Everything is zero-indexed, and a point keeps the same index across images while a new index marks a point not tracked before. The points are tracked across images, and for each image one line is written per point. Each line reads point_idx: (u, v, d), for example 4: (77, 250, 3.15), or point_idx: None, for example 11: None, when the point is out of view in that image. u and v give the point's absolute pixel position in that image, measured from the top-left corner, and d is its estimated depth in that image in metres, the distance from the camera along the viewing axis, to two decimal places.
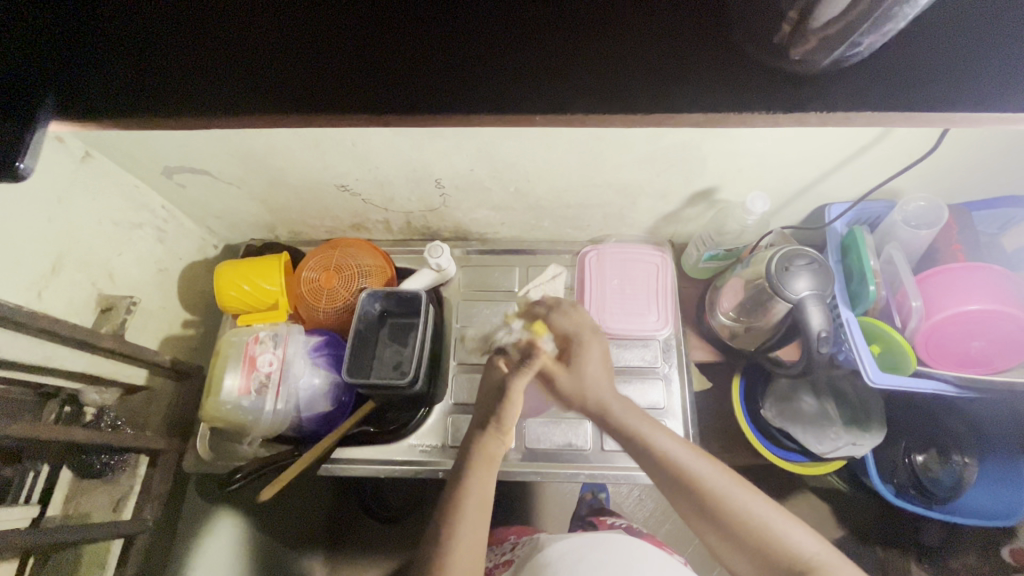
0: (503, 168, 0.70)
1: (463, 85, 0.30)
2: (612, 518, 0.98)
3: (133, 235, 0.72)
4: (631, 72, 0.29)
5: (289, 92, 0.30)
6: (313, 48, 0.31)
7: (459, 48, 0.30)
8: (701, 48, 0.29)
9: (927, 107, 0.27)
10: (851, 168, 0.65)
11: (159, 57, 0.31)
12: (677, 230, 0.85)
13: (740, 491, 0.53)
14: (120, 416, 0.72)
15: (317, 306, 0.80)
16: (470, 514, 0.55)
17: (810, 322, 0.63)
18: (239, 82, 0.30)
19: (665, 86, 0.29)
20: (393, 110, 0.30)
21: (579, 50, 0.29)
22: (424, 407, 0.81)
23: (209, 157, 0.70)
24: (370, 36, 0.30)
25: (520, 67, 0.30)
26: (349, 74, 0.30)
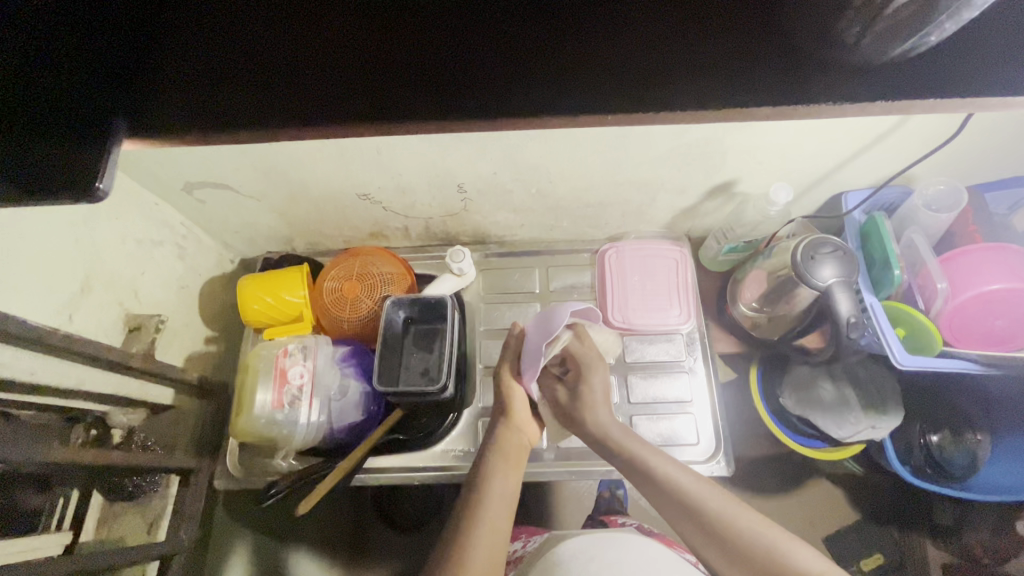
0: (526, 170, 0.71)
1: (533, 87, 0.29)
2: (624, 518, 0.98)
3: (155, 252, 0.72)
4: (701, 67, 0.29)
5: (359, 101, 0.30)
6: (378, 54, 0.30)
7: (528, 49, 0.30)
8: (768, 41, 0.30)
9: (995, 95, 0.27)
10: (870, 156, 0.66)
11: (224, 74, 0.30)
12: (694, 225, 0.86)
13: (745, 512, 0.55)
14: (149, 437, 0.71)
15: (341, 316, 0.80)
16: (496, 500, 0.58)
17: (839, 309, 0.64)
18: (306, 92, 0.30)
19: (736, 81, 0.29)
20: (465, 114, 0.30)
21: (649, 47, 0.30)
22: (454, 412, 0.81)
23: (231, 172, 0.69)
24: (434, 39, 0.30)
25: (590, 64, 0.30)
26: (419, 79, 0.30)
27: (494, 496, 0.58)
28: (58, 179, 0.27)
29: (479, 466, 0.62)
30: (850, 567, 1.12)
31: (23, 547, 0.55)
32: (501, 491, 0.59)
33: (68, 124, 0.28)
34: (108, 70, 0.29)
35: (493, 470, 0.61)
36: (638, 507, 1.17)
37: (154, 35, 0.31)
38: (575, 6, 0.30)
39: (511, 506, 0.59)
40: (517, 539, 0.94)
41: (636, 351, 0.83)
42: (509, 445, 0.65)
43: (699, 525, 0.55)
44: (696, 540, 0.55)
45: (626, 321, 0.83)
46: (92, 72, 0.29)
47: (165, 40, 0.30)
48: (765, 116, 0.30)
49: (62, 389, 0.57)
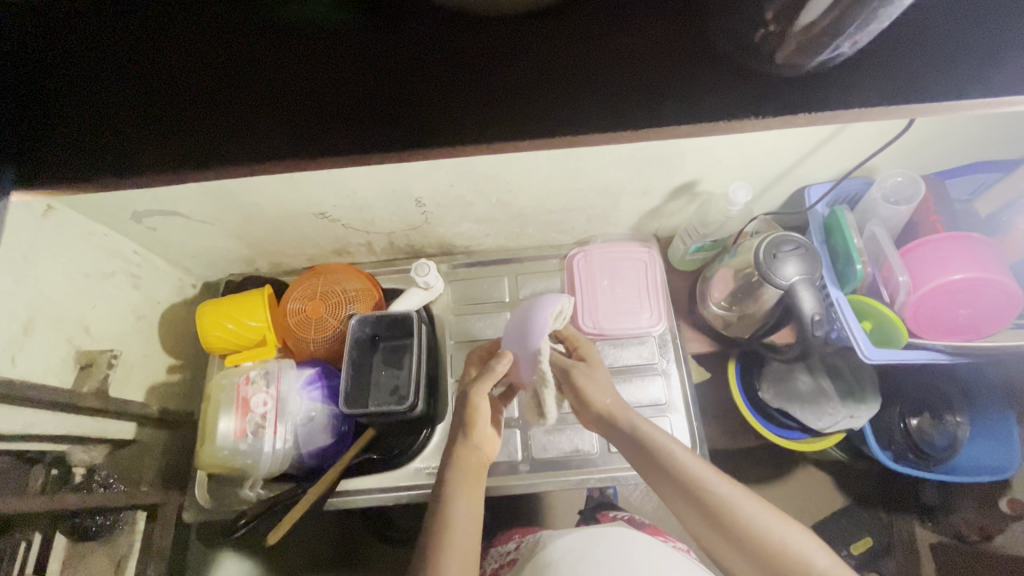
0: (483, 181, 0.69)
1: (463, 120, 0.29)
2: (615, 512, 0.97)
3: (106, 284, 0.70)
4: (630, 90, 0.29)
5: (285, 139, 0.29)
6: (306, 95, 0.30)
7: (457, 85, 0.30)
8: (697, 56, 0.29)
9: (914, 104, 0.27)
10: (828, 150, 0.66)
11: (145, 120, 0.30)
12: (661, 225, 0.85)
13: (755, 504, 0.52)
14: (111, 473, 0.69)
15: (306, 337, 0.79)
16: (460, 519, 0.55)
17: (802, 306, 0.64)
18: (221, 137, 0.30)
19: (662, 99, 0.29)
20: (399, 147, 0.29)
21: (577, 77, 0.29)
22: (426, 428, 0.80)
23: (179, 198, 0.67)
24: (361, 83, 0.30)
25: (520, 95, 0.29)
26: (348, 119, 0.30)
27: (460, 516, 0.55)
28: None
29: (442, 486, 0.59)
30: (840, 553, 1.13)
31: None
32: (466, 509, 0.56)
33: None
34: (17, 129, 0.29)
35: (456, 490, 0.58)
36: (628, 506, 1.17)
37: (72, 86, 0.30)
38: (504, 43, 0.30)
39: (478, 528, 0.56)
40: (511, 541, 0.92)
41: (608, 355, 0.82)
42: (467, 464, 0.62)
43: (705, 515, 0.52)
44: (707, 534, 0.53)
45: (597, 326, 0.82)
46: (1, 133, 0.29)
47: (84, 92, 0.30)
48: (686, 134, 0.28)
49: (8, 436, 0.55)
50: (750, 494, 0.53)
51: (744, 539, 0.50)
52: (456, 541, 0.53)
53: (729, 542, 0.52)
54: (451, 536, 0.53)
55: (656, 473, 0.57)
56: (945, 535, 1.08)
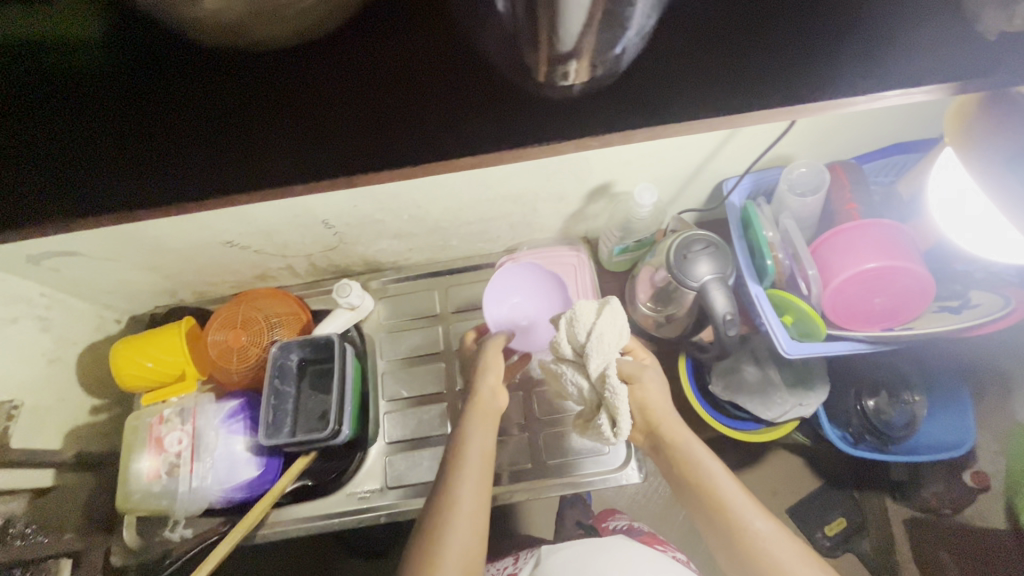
0: (388, 198, 0.67)
1: (429, 147, 0.36)
2: (614, 522, 0.93)
3: (9, 330, 0.68)
4: (490, 120, 0.36)
5: (292, 174, 0.36)
6: (289, 131, 0.36)
7: (412, 108, 0.36)
8: (544, 106, 0.36)
9: None
10: (733, 148, 0.64)
11: (163, 171, 0.36)
12: (589, 227, 0.83)
13: (768, 523, 0.54)
14: (29, 522, 0.66)
15: (228, 367, 0.77)
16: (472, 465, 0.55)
17: (714, 306, 0.62)
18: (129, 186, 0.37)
19: (554, 120, 0.36)
20: (376, 170, 0.37)
21: (498, 100, 0.36)
22: (359, 451, 0.78)
23: (73, 238, 0.65)
24: (333, 116, 0.36)
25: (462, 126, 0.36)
26: (334, 148, 0.37)
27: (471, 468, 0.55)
28: None
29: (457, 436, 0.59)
30: (815, 536, 1.11)
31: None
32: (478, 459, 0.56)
33: None
34: None
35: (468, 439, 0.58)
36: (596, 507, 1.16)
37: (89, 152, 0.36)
38: (443, 64, 0.35)
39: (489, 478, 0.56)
40: (507, 556, 0.86)
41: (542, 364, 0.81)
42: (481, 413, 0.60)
43: (716, 520, 0.56)
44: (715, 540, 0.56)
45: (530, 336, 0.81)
46: None
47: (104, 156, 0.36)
48: None
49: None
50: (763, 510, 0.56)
51: (746, 550, 0.54)
52: (464, 500, 0.53)
53: (734, 550, 0.55)
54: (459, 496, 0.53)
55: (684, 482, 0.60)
56: (914, 511, 1.07)
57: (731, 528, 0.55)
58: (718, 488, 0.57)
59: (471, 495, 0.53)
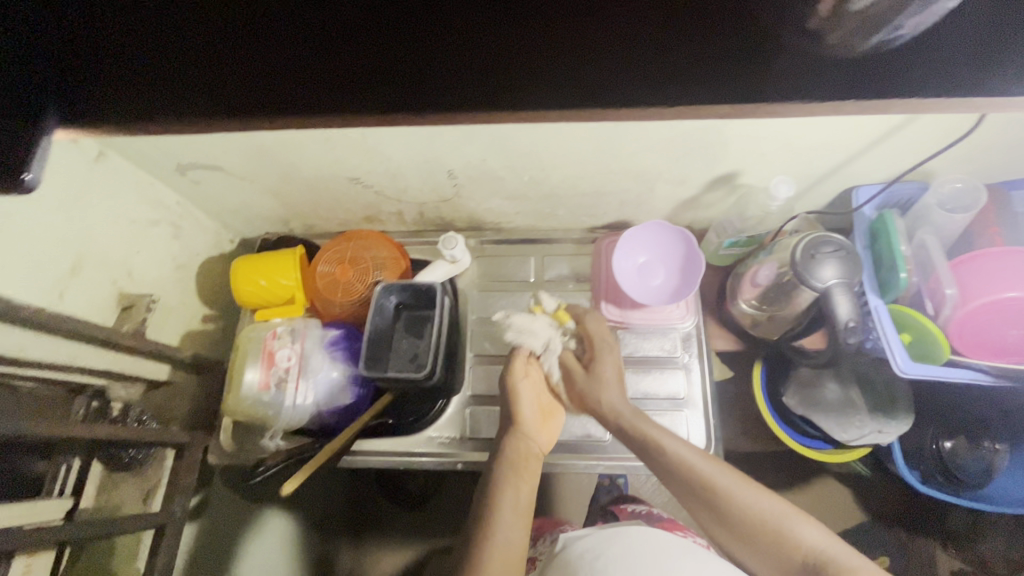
0: (517, 156, 0.69)
1: (423, 82, 0.30)
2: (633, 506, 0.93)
3: (150, 232, 0.73)
4: (754, 49, 0.29)
5: (453, 88, 0.30)
6: (274, 65, 0.30)
7: (415, 40, 0.30)
8: (704, 46, 0.29)
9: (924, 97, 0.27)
10: (883, 149, 0.62)
11: (294, 87, 0.29)
12: (697, 217, 0.82)
13: (757, 493, 0.55)
14: (145, 411, 0.74)
15: (332, 299, 0.80)
16: (505, 515, 0.54)
17: (837, 312, 0.61)
18: (240, 87, 0.30)
19: (634, 81, 0.29)
20: (561, 96, 0.29)
21: (561, 45, 0.30)
22: (440, 399, 0.81)
23: (222, 154, 0.69)
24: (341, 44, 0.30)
25: (506, 72, 0.29)
26: (523, 69, 0.30)
27: (506, 507, 0.55)
28: None
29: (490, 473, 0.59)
30: None
31: (22, 514, 0.62)
32: (514, 501, 0.56)
33: None
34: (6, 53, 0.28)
35: (505, 479, 0.58)
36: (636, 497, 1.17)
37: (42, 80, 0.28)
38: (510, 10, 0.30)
39: (526, 520, 0.55)
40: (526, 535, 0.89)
41: (630, 345, 0.82)
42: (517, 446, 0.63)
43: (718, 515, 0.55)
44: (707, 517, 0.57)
45: (624, 317, 0.81)
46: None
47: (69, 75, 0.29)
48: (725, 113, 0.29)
49: (25, 376, 0.60)
50: (751, 485, 0.56)
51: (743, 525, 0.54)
52: (502, 514, 0.54)
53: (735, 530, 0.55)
54: (497, 527, 0.53)
55: (664, 468, 0.59)
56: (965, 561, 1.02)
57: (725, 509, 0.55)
58: (700, 472, 0.57)
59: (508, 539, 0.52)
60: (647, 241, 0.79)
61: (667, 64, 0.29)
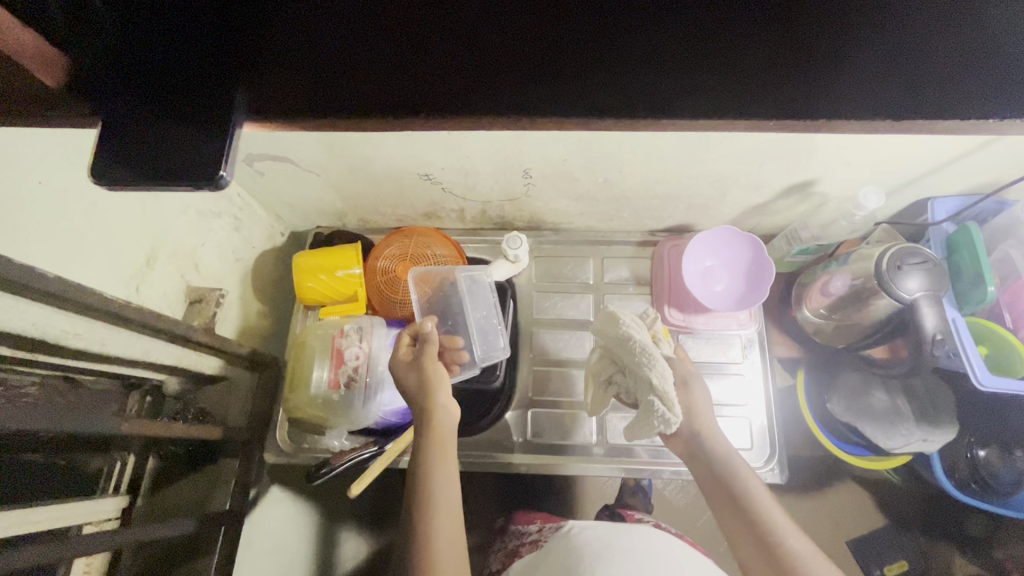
0: (598, 158, 0.67)
1: (583, 85, 0.30)
2: (641, 515, 0.91)
3: (214, 224, 0.71)
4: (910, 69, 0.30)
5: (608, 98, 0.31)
6: (419, 67, 0.29)
7: (579, 51, 0.30)
8: (837, 64, 0.30)
9: None
10: (973, 161, 0.62)
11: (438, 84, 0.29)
12: (762, 222, 0.82)
13: (814, 551, 0.52)
14: (202, 408, 0.72)
15: (393, 297, 0.78)
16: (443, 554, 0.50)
17: (923, 324, 0.61)
18: (396, 86, 0.29)
19: (733, 96, 0.30)
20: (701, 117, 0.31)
21: (685, 56, 0.30)
22: (501, 402, 0.79)
23: (295, 146, 0.67)
24: (441, 46, 0.29)
25: (666, 86, 0.30)
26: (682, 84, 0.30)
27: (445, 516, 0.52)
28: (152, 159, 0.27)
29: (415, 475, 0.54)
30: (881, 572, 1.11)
31: (85, 512, 0.60)
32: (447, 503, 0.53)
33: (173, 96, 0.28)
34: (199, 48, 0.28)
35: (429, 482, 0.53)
36: (666, 499, 1.17)
37: (206, 86, 0.28)
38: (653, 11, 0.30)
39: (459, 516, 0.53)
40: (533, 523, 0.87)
41: (691, 349, 0.82)
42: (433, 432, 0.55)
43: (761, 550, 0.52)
44: (755, 561, 0.53)
45: (687, 322, 0.81)
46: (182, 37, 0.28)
47: (230, 75, 0.28)
48: None
49: (88, 369, 0.59)
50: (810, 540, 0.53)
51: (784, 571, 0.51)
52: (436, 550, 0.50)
53: (773, 572, 0.51)
54: (434, 542, 0.50)
55: (723, 501, 0.56)
56: (985, 570, 1.04)
57: (774, 550, 0.52)
58: (758, 502, 0.55)
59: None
60: (715, 245, 0.79)
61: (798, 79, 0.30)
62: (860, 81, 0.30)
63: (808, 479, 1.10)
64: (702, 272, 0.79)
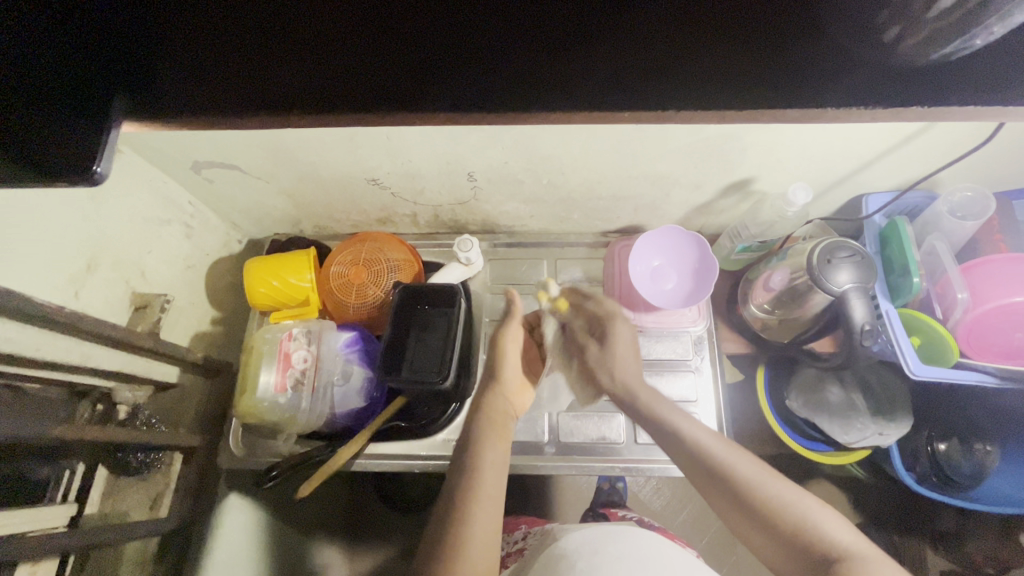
0: (538, 161, 0.69)
1: (465, 75, 0.30)
2: (626, 511, 0.93)
3: (163, 231, 0.71)
4: (801, 52, 0.29)
5: (504, 101, 0.29)
6: (307, 70, 0.30)
7: (460, 44, 0.30)
8: (713, 50, 0.29)
9: (991, 106, 0.28)
10: (894, 158, 0.64)
11: (325, 81, 0.30)
12: (709, 221, 0.84)
13: (747, 463, 0.53)
14: (153, 414, 0.72)
15: (346, 301, 0.80)
16: (485, 495, 0.52)
17: (853, 315, 0.63)
18: (278, 90, 0.30)
19: (615, 87, 0.29)
20: (619, 106, 0.29)
21: (560, 42, 0.29)
22: (455, 401, 0.80)
23: (240, 154, 0.68)
24: (320, 49, 0.30)
25: (548, 77, 0.29)
26: (566, 72, 0.29)
27: (489, 465, 0.55)
28: (31, 157, 0.28)
29: (475, 428, 0.60)
30: None
31: (29, 518, 0.58)
32: (494, 458, 0.56)
33: (52, 94, 0.28)
34: (87, 52, 0.29)
35: (484, 439, 0.58)
36: (637, 500, 1.17)
37: (88, 86, 0.29)
38: (524, 10, 0.30)
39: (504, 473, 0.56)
40: (518, 529, 0.87)
41: (642, 347, 0.83)
42: (496, 409, 0.64)
43: (726, 488, 0.53)
44: (723, 507, 0.53)
45: (638, 321, 0.82)
46: (74, 44, 0.29)
47: (116, 79, 0.29)
48: (789, 117, 0.29)
49: (32, 377, 0.58)
50: (750, 457, 0.54)
51: (755, 509, 0.51)
52: (486, 487, 0.53)
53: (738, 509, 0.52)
54: (480, 483, 0.53)
55: (683, 458, 0.57)
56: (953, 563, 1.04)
57: (733, 487, 0.52)
58: (706, 445, 0.55)
59: (485, 523, 0.50)
60: (661, 245, 0.80)
61: (667, 71, 0.29)
62: (723, 60, 0.29)
63: (774, 475, 1.11)
64: (650, 274, 0.80)
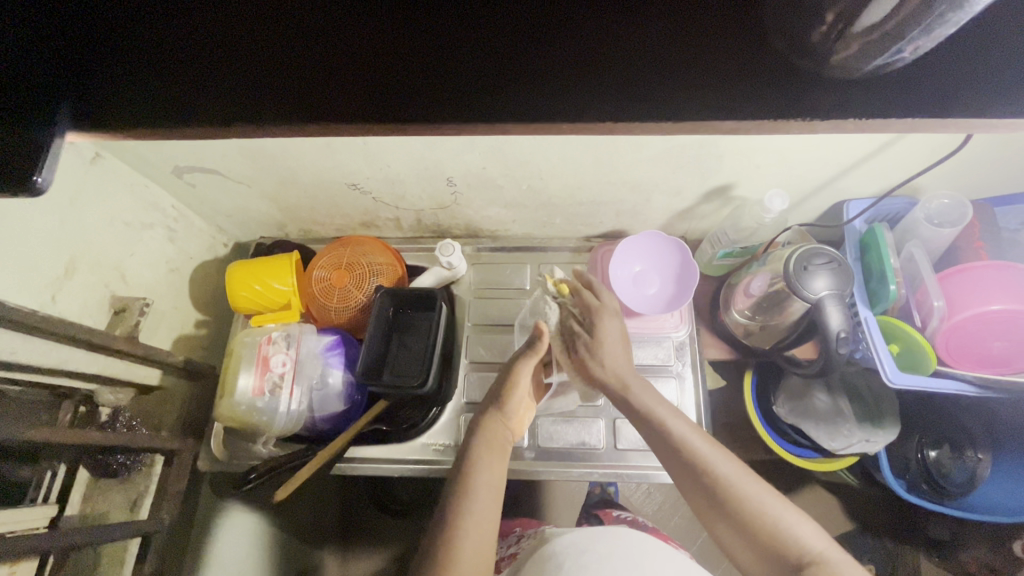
0: (516, 166, 0.69)
1: (407, 84, 0.30)
2: (620, 513, 0.93)
3: (145, 234, 0.72)
4: (742, 64, 0.29)
5: (446, 112, 0.29)
6: (253, 81, 0.30)
7: (404, 55, 0.30)
8: (653, 61, 0.29)
9: (933, 116, 0.28)
10: (871, 164, 0.64)
11: (270, 91, 0.30)
12: (692, 227, 0.84)
13: (736, 473, 0.51)
14: (134, 417, 0.72)
15: (328, 304, 0.80)
16: (476, 516, 0.52)
17: (829, 323, 0.62)
18: (224, 99, 0.30)
19: (556, 96, 0.29)
20: (559, 117, 0.29)
21: (503, 54, 0.30)
22: (436, 406, 0.80)
23: (220, 159, 0.68)
24: (266, 61, 0.30)
25: (492, 88, 0.30)
26: (510, 85, 0.29)
27: (482, 484, 0.54)
28: None
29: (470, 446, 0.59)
30: None
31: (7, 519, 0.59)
32: (488, 478, 0.56)
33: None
34: (35, 63, 0.30)
35: (477, 458, 0.58)
36: (629, 505, 1.16)
37: (36, 96, 0.29)
38: (468, 24, 0.30)
39: (498, 493, 0.55)
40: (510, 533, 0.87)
41: None
42: (492, 423, 0.63)
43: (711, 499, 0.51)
44: (715, 520, 0.52)
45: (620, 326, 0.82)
46: (23, 54, 0.30)
47: (65, 88, 0.30)
48: (730, 128, 0.29)
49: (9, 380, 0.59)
50: (739, 467, 0.52)
51: (739, 519, 0.50)
52: (477, 508, 0.52)
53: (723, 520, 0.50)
54: (469, 508, 0.52)
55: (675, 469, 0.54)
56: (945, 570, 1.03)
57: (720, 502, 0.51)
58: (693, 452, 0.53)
59: (475, 541, 0.50)
60: (642, 250, 0.80)
61: (610, 82, 0.29)
62: (664, 72, 0.29)
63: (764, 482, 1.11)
64: (632, 278, 0.80)
